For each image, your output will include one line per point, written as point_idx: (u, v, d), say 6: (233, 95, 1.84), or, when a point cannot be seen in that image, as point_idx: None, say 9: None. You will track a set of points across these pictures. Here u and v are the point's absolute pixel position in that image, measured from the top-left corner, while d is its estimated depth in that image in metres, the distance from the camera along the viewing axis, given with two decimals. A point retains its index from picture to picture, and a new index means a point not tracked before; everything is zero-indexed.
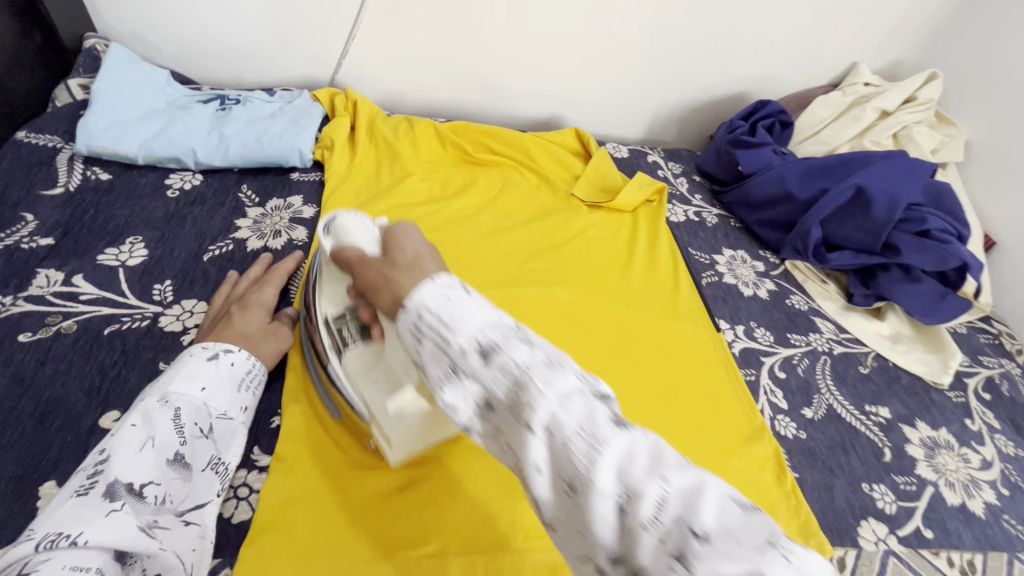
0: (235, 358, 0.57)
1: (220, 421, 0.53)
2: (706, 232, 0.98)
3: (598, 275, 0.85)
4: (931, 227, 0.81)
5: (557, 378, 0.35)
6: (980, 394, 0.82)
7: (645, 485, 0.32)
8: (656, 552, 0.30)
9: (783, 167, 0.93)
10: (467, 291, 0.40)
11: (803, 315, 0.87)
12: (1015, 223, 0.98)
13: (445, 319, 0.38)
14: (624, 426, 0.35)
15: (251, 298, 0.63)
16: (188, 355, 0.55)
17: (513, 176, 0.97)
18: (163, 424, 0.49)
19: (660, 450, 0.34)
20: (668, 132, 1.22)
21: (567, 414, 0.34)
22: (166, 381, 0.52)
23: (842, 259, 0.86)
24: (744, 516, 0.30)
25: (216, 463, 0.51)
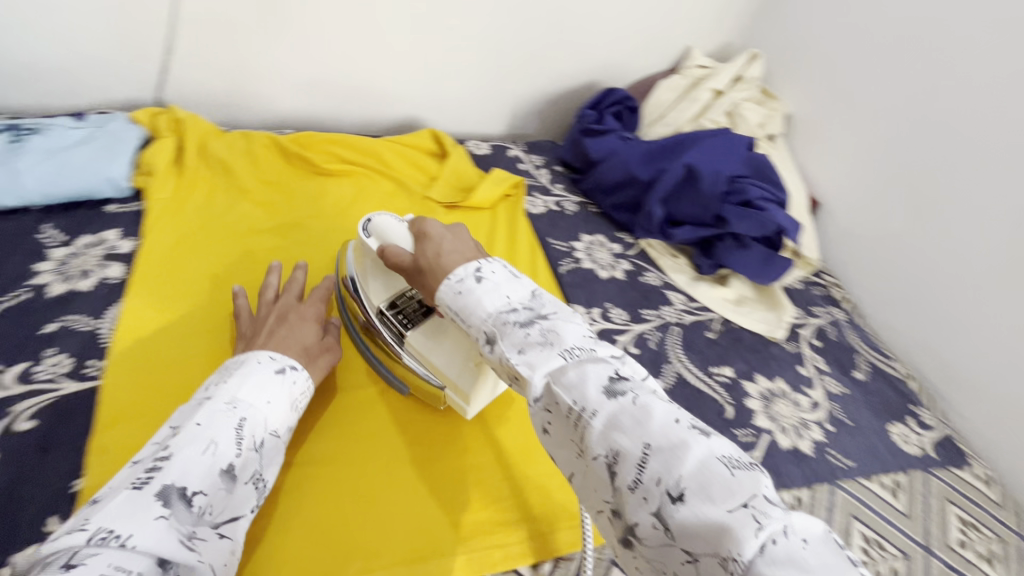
0: (297, 376, 0.59)
1: (272, 439, 0.55)
2: (565, 221, 1.01)
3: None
4: (752, 197, 0.88)
5: (540, 361, 0.45)
6: (811, 342, 0.91)
7: (629, 449, 0.39)
8: (643, 514, 0.38)
9: (625, 152, 0.98)
10: (473, 284, 0.52)
11: (655, 290, 0.92)
12: (832, 184, 1.09)
13: (461, 310, 0.52)
14: (614, 396, 0.42)
15: (302, 311, 0.68)
16: (256, 363, 0.57)
17: (366, 184, 0.95)
18: (224, 430, 0.50)
19: (646, 413, 0.40)
20: (530, 126, 1.24)
21: (561, 388, 0.43)
22: (233, 386, 0.54)
23: (684, 235, 0.91)
24: (729, 478, 0.36)
25: (256, 479, 0.52)
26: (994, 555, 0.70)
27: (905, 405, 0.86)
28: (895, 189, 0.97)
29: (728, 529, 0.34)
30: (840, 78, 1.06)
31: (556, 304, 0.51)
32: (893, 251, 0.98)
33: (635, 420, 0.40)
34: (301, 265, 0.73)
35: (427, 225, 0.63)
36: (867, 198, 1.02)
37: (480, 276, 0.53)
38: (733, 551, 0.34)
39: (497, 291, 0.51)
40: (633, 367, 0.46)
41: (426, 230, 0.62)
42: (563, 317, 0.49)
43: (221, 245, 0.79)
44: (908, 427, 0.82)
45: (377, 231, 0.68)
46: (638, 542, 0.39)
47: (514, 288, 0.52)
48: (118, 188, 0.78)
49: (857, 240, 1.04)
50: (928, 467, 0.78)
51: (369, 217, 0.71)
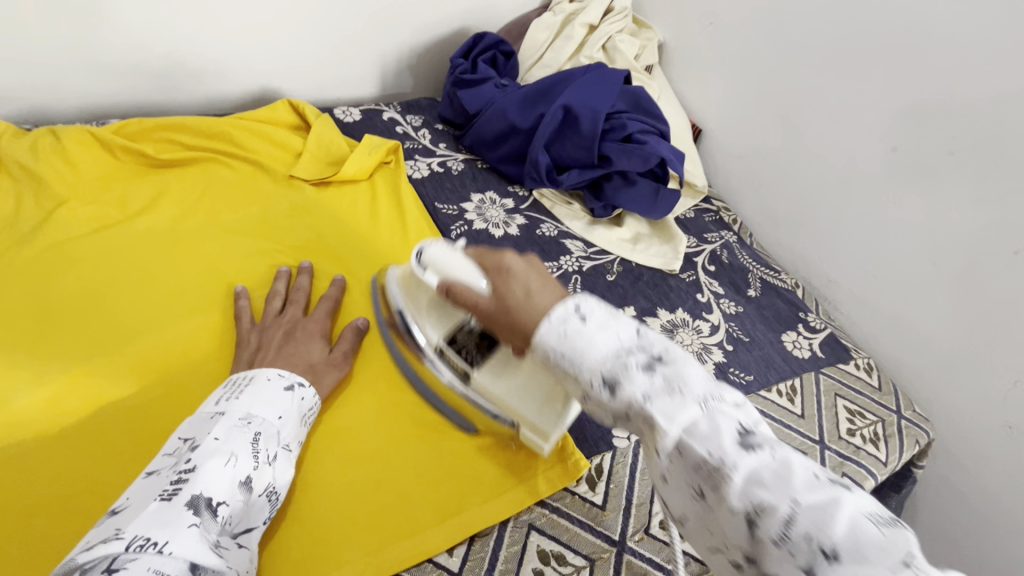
0: (304, 394, 0.56)
1: (285, 453, 0.51)
2: (452, 182, 0.95)
3: (329, 261, 0.78)
4: (632, 131, 0.86)
5: (674, 412, 0.38)
6: (707, 268, 0.93)
7: (774, 503, 0.34)
8: (788, 567, 0.33)
9: (503, 100, 0.92)
10: (582, 324, 0.42)
11: (553, 241, 0.90)
12: (710, 109, 1.10)
13: (574, 359, 0.41)
14: (751, 449, 0.36)
15: (310, 328, 0.65)
16: (265, 380, 0.55)
17: (218, 171, 0.83)
18: (243, 442, 0.47)
19: (788, 465, 0.35)
20: (405, 84, 1.15)
21: (694, 441, 0.37)
22: (246, 401, 0.52)
23: (571, 179, 0.88)
24: (879, 535, 0.32)
25: (272, 491, 0.48)
26: (877, 436, 0.76)
27: (794, 313, 0.90)
28: (765, 106, 0.99)
29: None
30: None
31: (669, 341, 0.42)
32: (772, 167, 1.01)
33: (782, 474, 0.35)
34: (306, 270, 0.72)
35: (506, 255, 0.50)
36: (743, 118, 1.04)
37: (583, 316, 0.42)
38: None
39: (608, 330, 0.42)
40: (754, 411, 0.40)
41: (505, 264, 0.50)
42: (682, 357, 0.41)
43: (37, 262, 0.67)
44: (799, 333, 0.87)
45: (436, 267, 0.56)
46: None
47: (622, 327, 0.42)
48: None
49: (740, 161, 1.07)
50: (818, 367, 0.83)
51: (420, 246, 0.60)
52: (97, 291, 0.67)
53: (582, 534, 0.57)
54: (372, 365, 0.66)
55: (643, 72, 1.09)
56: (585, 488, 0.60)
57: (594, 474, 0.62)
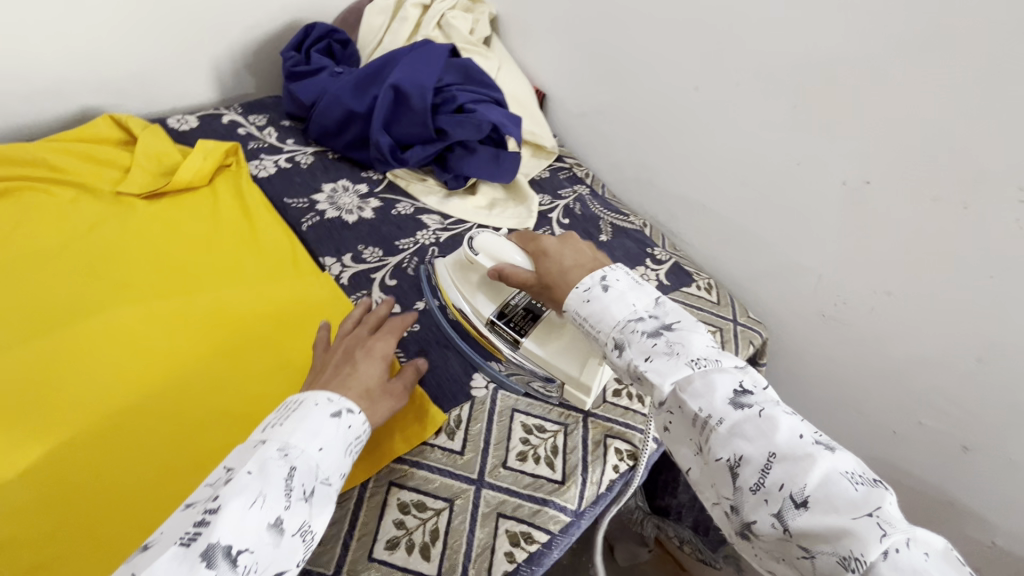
0: (352, 421, 0.51)
1: (322, 488, 0.46)
2: (302, 175, 0.95)
3: (171, 269, 0.76)
4: (463, 101, 0.90)
5: (668, 370, 0.49)
6: (561, 222, 0.99)
7: (754, 455, 0.43)
8: (763, 514, 0.42)
9: (335, 87, 0.93)
10: (603, 294, 0.55)
11: (409, 218, 0.92)
12: (550, 73, 1.16)
13: (591, 320, 0.55)
14: (740, 407, 0.45)
15: (373, 348, 0.61)
16: (313, 405, 0.50)
17: (36, 197, 0.79)
18: (277, 478, 0.43)
19: (773, 423, 0.44)
20: (246, 86, 1.12)
21: (688, 394, 0.47)
22: (287, 429, 0.47)
23: (415, 156, 0.91)
24: (854, 494, 0.39)
25: (305, 530, 0.43)
26: (715, 343, 0.86)
27: (643, 250, 0.98)
28: (594, 64, 1.06)
29: (851, 535, 0.37)
30: None
31: (679, 314, 0.53)
32: (609, 120, 1.08)
33: (763, 431, 0.43)
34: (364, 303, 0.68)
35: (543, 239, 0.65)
36: (579, 77, 1.10)
37: (607, 286, 0.56)
38: (856, 552, 0.37)
39: (623, 300, 0.54)
40: (759, 378, 0.48)
41: (545, 249, 0.64)
42: (686, 328, 0.52)
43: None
44: (647, 266, 0.96)
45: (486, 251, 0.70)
46: (755, 538, 0.43)
47: (640, 297, 0.55)
48: None
49: (585, 119, 1.13)
50: (664, 294, 0.92)
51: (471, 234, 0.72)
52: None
53: (441, 480, 0.61)
54: (235, 364, 0.67)
55: (479, 45, 1.11)
56: (443, 439, 0.64)
57: (453, 425, 0.66)
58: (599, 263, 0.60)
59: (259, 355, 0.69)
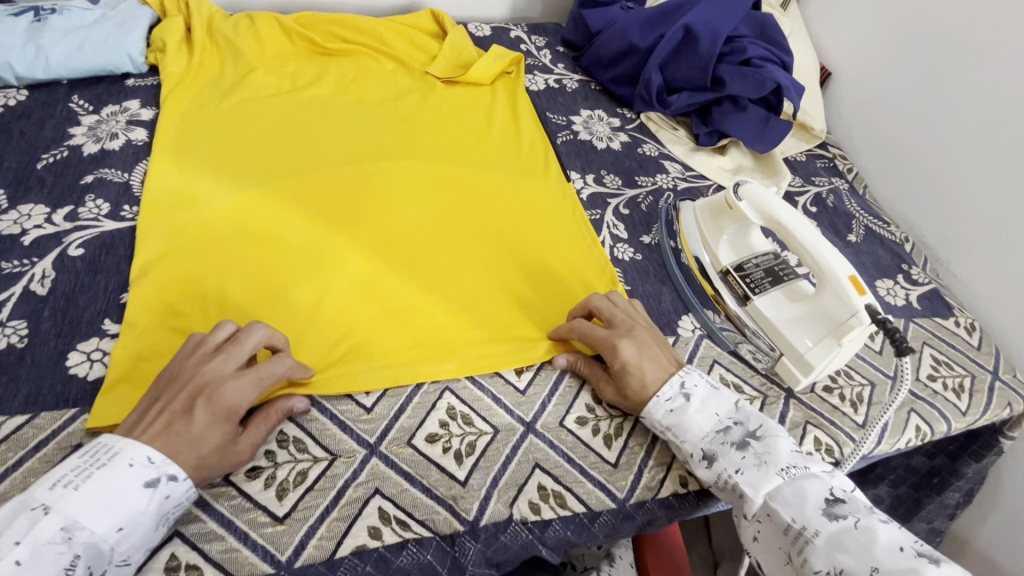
0: (171, 490, 0.46)
1: (118, 569, 0.44)
2: (565, 98, 1.01)
3: (448, 142, 0.88)
4: (752, 55, 0.86)
5: (760, 482, 0.53)
6: (807, 209, 0.92)
7: (854, 570, 0.47)
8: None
9: (625, 19, 0.96)
10: (685, 404, 0.57)
11: (652, 160, 0.94)
12: (845, 52, 1.05)
13: (677, 431, 0.57)
14: (834, 518, 0.50)
15: (223, 393, 0.50)
16: (124, 467, 0.45)
17: (367, 62, 0.97)
18: (53, 568, 0.41)
19: (870, 537, 0.48)
20: (533, 10, 1.21)
21: (780, 505, 0.52)
22: (82, 500, 0.43)
23: (681, 101, 0.90)
24: None
25: None
26: (962, 387, 0.73)
27: (896, 264, 0.87)
28: (910, 49, 0.93)
29: None
30: None
31: (761, 419, 0.57)
32: (901, 116, 0.96)
33: (862, 547, 0.47)
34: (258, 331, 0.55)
35: (618, 350, 0.59)
36: (881, 62, 0.98)
37: (687, 394, 0.58)
38: None
39: (707, 410, 0.58)
40: (842, 477, 0.54)
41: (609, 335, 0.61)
42: (772, 434, 0.56)
43: (234, 106, 0.83)
44: (896, 282, 0.85)
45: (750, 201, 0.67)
46: None
47: (719, 402, 0.59)
48: (136, 65, 0.83)
49: (869, 110, 1.01)
50: (910, 316, 0.80)
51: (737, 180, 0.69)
52: (270, 132, 0.82)
53: None
54: (484, 232, 0.75)
55: (776, 8, 1.05)
56: None
57: None
58: (672, 366, 0.61)
59: (506, 232, 0.76)
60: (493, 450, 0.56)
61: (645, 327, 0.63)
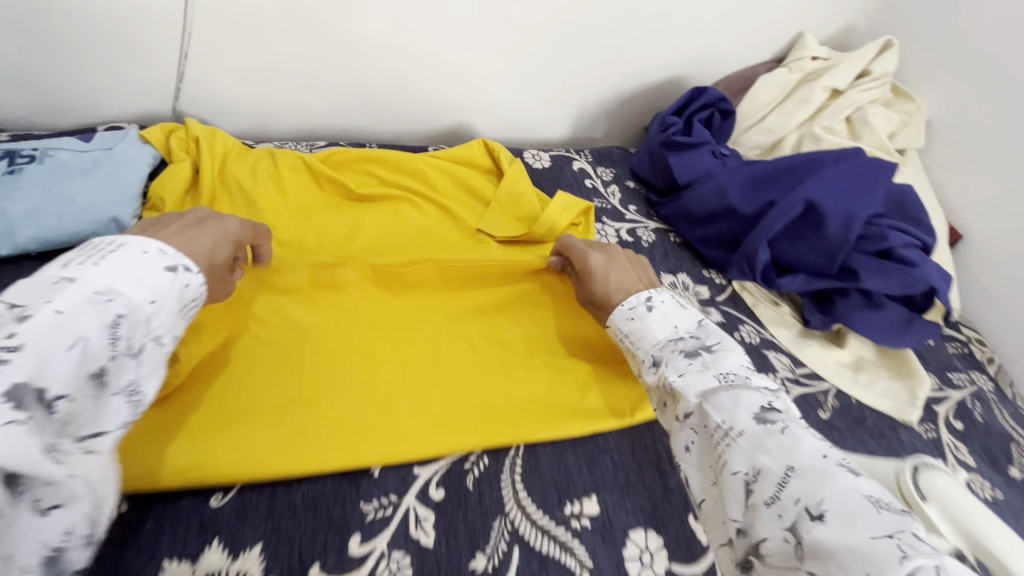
0: (191, 281, 0.43)
1: (156, 346, 0.40)
2: (641, 255, 0.84)
3: (511, 327, 0.70)
4: (895, 245, 0.68)
5: (695, 384, 0.48)
6: (952, 425, 0.73)
7: (773, 469, 0.41)
8: (776, 529, 0.39)
9: (723, 174, 0.79)
10: (647, 311, 0.57)
11: (753, 351, 0.76)
12: (982, 213, 0.87)
13: (634, 337, 0.56)
14: (763, 422, 0.43)
15: (228, 227, 0.51)
16: (139, 252, 0.41)
17: (409, 209, 0.81)
18: (97, 324, 0.36)
19: (796, 442, 0.41)
20: (597, 130, 1.05)
21: (713, 407, 0.46)
22: (108, 268, 0.38)
23: (795, 285, 0.72)
24: (875, 515, 0.36)
25: (134, 391, 0.38)
26: None
27: None
28: None
29: (870, 556, 0.34)
30: (1011, 79, 0.83)
31: (720, 336, 0.53)
32: None
33: (785, 448, 0.41)
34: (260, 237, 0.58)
35: (588, 257, 0.65)
36: None
37: (651, 305, 0.57)
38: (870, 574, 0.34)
39: (666, 321, 0.56)
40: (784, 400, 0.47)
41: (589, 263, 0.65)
42: (726, 349, 0.51)
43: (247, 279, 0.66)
44: None
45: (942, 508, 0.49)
46: (760, 563, 0.39)
47: (681, 318, 0.56)
48: (124, 230, 0.67)
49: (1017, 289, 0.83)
50: None
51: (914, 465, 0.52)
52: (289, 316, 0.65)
53: None
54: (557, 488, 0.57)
55: (896, 156, 0.88)
56: None
57: None
58: (644, 284, 0.62)
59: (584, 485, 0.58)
60: None
61: (630, 257, 0.66)
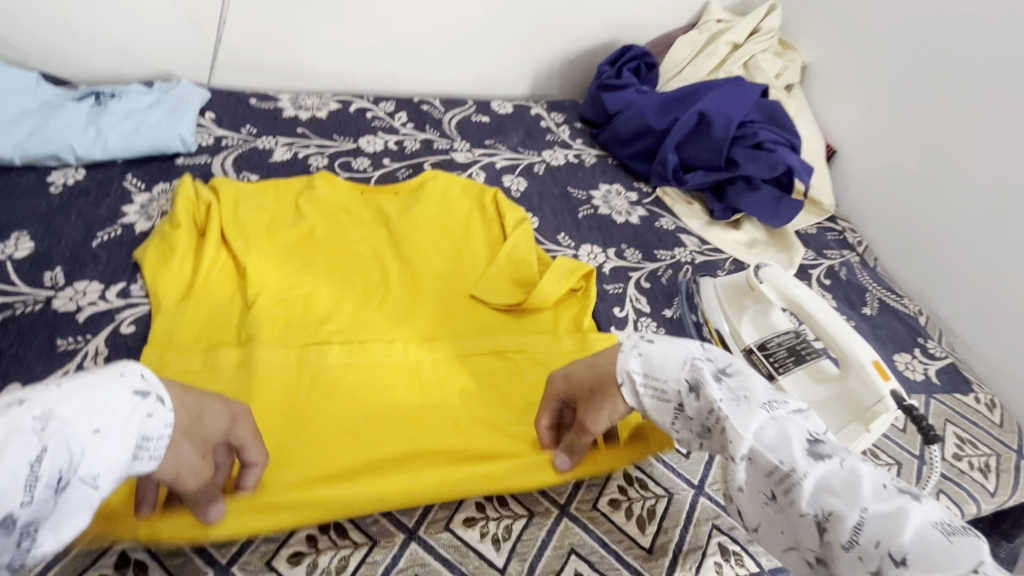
0: (154, 410, 0.40)
1: (82, 488, 0.36)
2: (584, 172, 1.07)
3: (499, 404, 0.66)
4: (763, 140, 0.92)
5: (745, 419, 0.44)
6: (821, 281, 0.95)
7: (843, 511, 0.39)
8: (860, 571, 0.38)
9: (642, 103, 1.03)
10: (653, 343, 0.51)
11: (670, 234, 0.98)
12: (850, 133, 1.12)
13: (653, 374, 0.49)
14: (820, 457, 0.42)
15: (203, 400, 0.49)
16: (115, 375, 0.40)
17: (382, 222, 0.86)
18: (14, 467, 0.32)
19: (854, 476, 0.41)
20: (551, 87, 1.29)
21: (765, 447, 0.43)
22: (64, 394, 0.37)
23: (696, 179, 0.96)
24: (949, 544, 0.36)
25: (29, 540, 0.34)
26: (988, 467, 0.74)
27: (912, 338, 0.89)
28: (916, 135, 1.00)
29: None
30: (861, 26, 1.08)
31: (729, 357, 0.50)
32: (910, 195, 1.01)
33: (849, 482, 0.40)
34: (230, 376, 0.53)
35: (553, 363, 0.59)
36: (885, 145, 1.05)
37: (651, 340, 0.51)
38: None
39: (677, 344, 0.50)
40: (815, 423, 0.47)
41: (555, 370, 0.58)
42: (744, 370, 0.49)
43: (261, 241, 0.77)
44: (913, 356, 0.86)
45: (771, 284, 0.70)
46: None
47: (687, 342, 0.51)
48: (186, 145, 0.89)
49: (876, 188, 1.07)
50: (931, 392, 0.82)
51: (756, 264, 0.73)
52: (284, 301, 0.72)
53: (664, 470, 0.65)
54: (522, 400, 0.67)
55: (782, 90, 1.13)
56: None
57: None
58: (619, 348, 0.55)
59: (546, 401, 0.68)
60: (529, 533, 0.57)
61: None
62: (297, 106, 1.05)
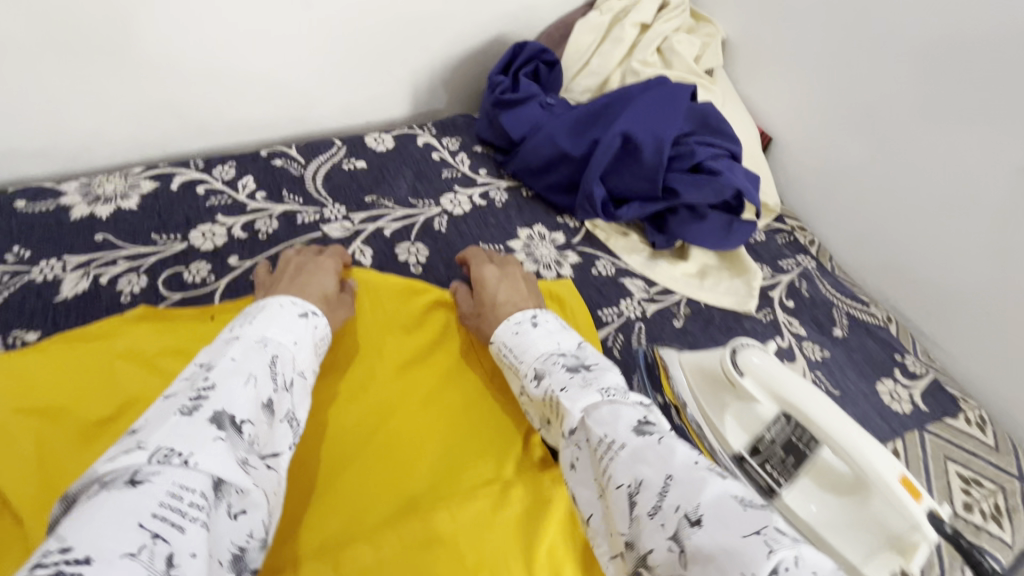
0: (319, 322, 0.57)
1: (300, 379, 0.50)
2: (496, 217, 0.86)
3: None
4: (702, 158, 0.76)
5: (579, 398, 0.49)
6: (785, 304, 0.83)
7: (652, 478, 0.40)
8: (660, 539, 0.38)
9: (551, 123, 0.83)
10: (532, 328, 0.59)
11: (611, 282, 0.81)
12: (782, 116, 0.99)
13: (517, 351, 0.58)
14: (642, 434, 0.43)
15: (324, 264, 0.67)
16: (278, 306, 0.54)
17: None
18: (259, 363, 0.46)
19: (671, 451, 0.41)
20: (438, 101, 1.06)
21: (594, 421, 0.46)
22: (260, 324, 0.50)
23: (631, 214, 0.78)
24: (739, 512, 0.36)
25: (290, 418, 0.47)
26: (1000, 511, 0.66)
27: (889, 356, 0.80)
28: (854, 115, 0.88)
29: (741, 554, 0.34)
30: None
31: (599, 358, 0.54)
32: (857, 182, 0.90)
33: (662, 456, 0.41)
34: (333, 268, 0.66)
35: (483, 269, 0.70)
36: (823, 127, 0.93)
37: (535, 321, 0.60)
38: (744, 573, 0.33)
39: (550, 337, 0.57)
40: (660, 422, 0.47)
41: (483, 276, 0.70)
42: (604, 367, 0.52)
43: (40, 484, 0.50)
44: (896, 381, 0.77)
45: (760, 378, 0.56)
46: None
47: (564, 339, 0.57)
48: None
49: (819, 177, 0.96)
50: (922, 425, 0.73)
51: (732, 347, 0.58)
52: None
53: None
54: None
55: (704, 76, 0.97)
56: None
57: None
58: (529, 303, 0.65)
59: None
60: None
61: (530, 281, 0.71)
62: (88, 196, 0.76)
